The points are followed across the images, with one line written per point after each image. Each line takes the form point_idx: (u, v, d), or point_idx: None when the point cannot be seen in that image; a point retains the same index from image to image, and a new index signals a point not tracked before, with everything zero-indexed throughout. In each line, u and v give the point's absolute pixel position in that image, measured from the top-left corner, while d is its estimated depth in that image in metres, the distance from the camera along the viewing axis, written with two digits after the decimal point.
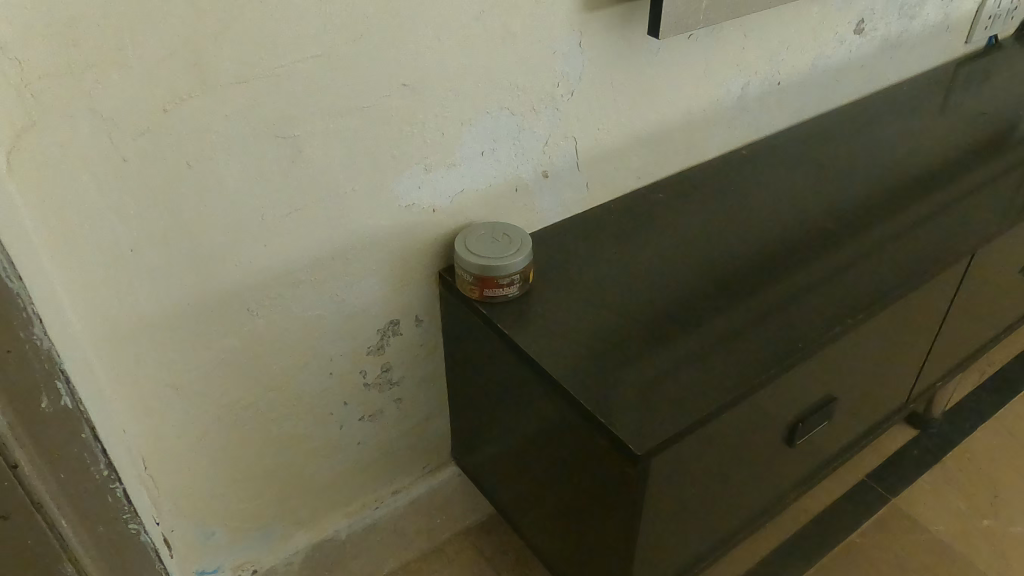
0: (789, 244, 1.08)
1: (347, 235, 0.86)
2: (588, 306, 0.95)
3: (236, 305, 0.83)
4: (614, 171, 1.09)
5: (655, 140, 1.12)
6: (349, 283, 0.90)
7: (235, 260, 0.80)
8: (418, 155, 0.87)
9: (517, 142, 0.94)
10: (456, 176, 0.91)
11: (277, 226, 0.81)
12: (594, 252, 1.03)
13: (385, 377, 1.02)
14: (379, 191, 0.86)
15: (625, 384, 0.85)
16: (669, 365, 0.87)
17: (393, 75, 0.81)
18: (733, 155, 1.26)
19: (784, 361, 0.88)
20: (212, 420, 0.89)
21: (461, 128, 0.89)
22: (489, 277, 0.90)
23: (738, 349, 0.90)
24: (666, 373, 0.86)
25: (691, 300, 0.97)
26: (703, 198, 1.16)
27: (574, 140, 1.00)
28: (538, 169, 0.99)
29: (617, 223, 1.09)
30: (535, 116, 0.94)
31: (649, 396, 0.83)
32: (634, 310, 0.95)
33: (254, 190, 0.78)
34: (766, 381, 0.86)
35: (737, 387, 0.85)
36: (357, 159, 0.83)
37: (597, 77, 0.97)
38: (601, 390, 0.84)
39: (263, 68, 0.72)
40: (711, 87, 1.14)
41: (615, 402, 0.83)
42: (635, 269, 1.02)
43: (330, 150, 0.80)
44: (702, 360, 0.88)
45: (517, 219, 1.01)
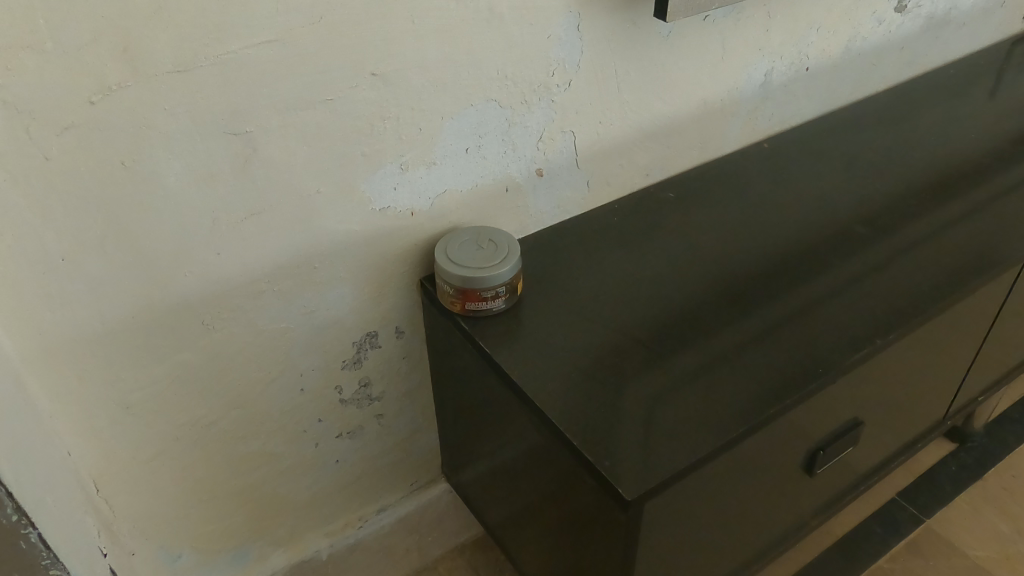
0: (814, 249, 0.97)
1: (313, 241, 0.78)
2: (584, 319, 0.86)
3: (190, 318, 0.75)
4: (619, 168, 0.99)
5: (666, 133, 1.01)
6: (319, 293, 0.82)
7: (186, 270, 0.72)
8: (391, 154, 0.78)
9: (506, 138, 0.85)
10: (437, 177, 0.82)
11: (231, 234, 0.73)
12: (592, 259, 0.94)
13: (363, 393, 0.94)
14: (347, 194, 0.77)
15: (619, 413, 0.75)
16: (670, 390, 0.78)
17: (361, 64, 0.71)
18: (754, 148, 1.14)
19: (802, 388, 0.78)
20: (170, 440, 0.82)
21: (441, 123, 0.79)
22: (470, 291, 0.81)
23: (751, 373, 0.80)
24: (667, 401, 0.76)
25: (699, 314, 0.87)
26: (717, 197, 1.05)
27: (572, 134, 0.90)
28: (531, 167, 0.89)
29: (619, 225, 0.99)
30: (527, 108, 0.84)
31: (646, 428, 0.74)
32: (634, 325, 0.85)
33: (203, 193, 0.69)
34: (780, 411, 0.76)
35: (747, 417, 0.75)
36: (322, 158, 0.74)
37: (599, 63, 0.87)
38: (591, 419, 0.75)
39: (207, 54, 0.63)
40: (730, 73, 1.02)
41: (605, 434, 0.73)
42: (638, 277, 0.92)
43: (289, 149, 0.72)
44: (708, 385, 0.78)
45: (508, 222, 0.92)
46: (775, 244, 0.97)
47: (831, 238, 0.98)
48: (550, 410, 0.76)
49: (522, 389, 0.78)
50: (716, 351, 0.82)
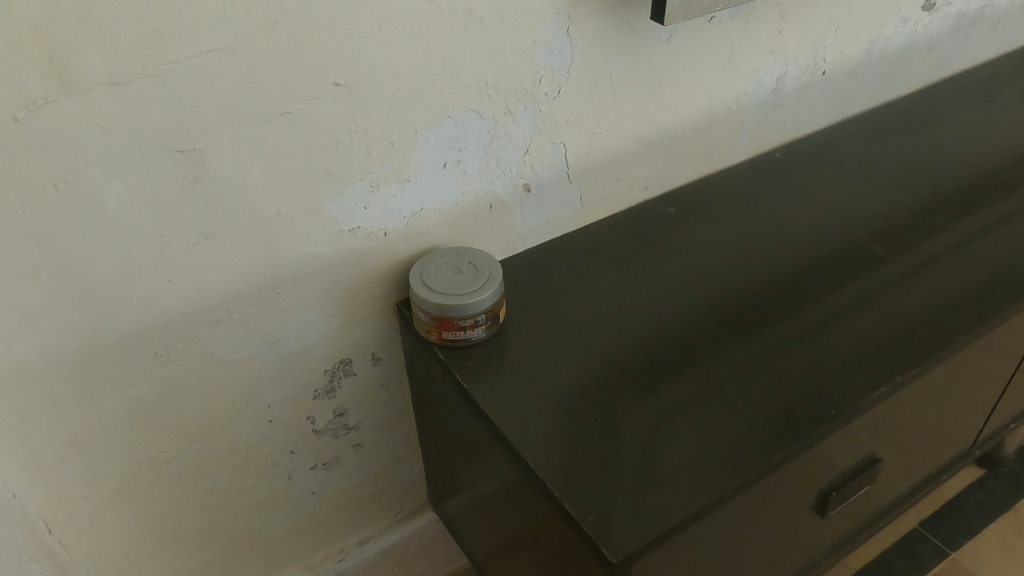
0: (830, 270, 0.88)
1: (275, 265, 0.72)
2: (572, 348, 0.79)
3: (142, 348, 0.70)
4: (616, 182, 0.91)
5: (668, 144, 0.93)
6: (284, 319, 0.76)
7: (135, 299, 0.67)
8: (358, 170, 0.71)
9: (488, 151, 0.78)
10: (412, 194, 0.76)
11: (182, 259, 0.67)
12: (584, 281, 0.87)
13: (339, 423, 0.88)
14: (311, 215, 0.71)
15: (606, 459, 0.68)
16: (664, 431, 0.70)
17: (322, 74, 0.64)
18: (766, 157, 1.06)
19: (813, 431, 0.70)
20: (126, 477, 0.77)
21: (415, 136, 0.72)
22: (446, 320, 0.74)
23: (755, 412, 0.72)
24: (660, 445, 0.69)
25: (700, 344, 0.79)
26: (724, 211, 0.97)
27: (562, 146, 0.83)
28: (518, 182, 0.82)
29: (615, 243, 0.91)
30: (511, 119, 0.77)
31: (635, 475, 0.66)
32: (628, 355, 0.78)
33: (149, 216, 0.63)
34: (787, 457, 0.68)
35: (750, 465, 0.67)
36: (281, 177, 0.68)
37: (592, 70, 0.79)
38: (576, 464, 0.68)
39: (146, 64, 0.57)
40: (739, 78, 0.94)
41: (590, 482, 0.66)
42: (633, 301, 0.84)
43: (243, 167, 0.65)
44: (706, 426, 0.71)
45: (493, 240, 0.85)
46: (786, 264, 0.89)
47: (848, 257, 0.90)
48: (530, 453, 0.69)
49: (501, 427, 0.71)
50: (716, 386, 0.74)
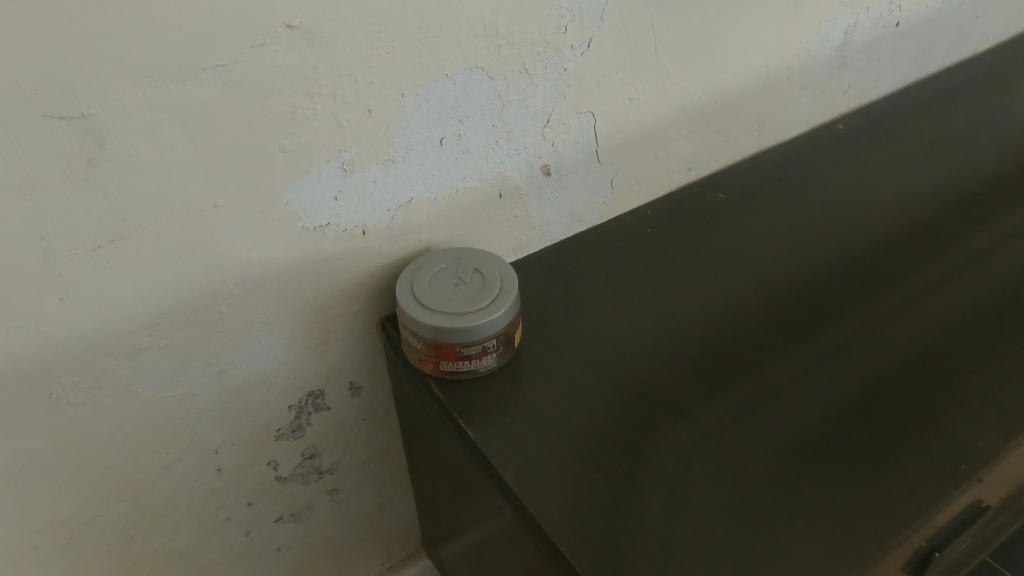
0: (930, 265, 0.69)
1: (214, 277, 0.53)
2: (608, 377, 0.61)
3: (31, 391, 0.51)
4: (655, 161, 0.73)
5: (717, 114, 0.75)
6: (229, 345, 0.57)
7: (13, 328, 0.48)
8: (325, 146, 0.52)
9: (497, 123, 0.59)
10: (398, 180, 0.57)
11: (78, 272, 0.48)
12: (615, 288, 0.69)
13: (309, 467, 0.70)
14: (261, 208, 0.52)
15: (661, 536, 0.49)
16: (739, 493, 0.52)
17: (268, 7, 0.44)
18: (827, 130, 0.88)
19: (942, 494, 0.51)
20: (26, 548, 0.59)
21: (402, 101, 0.53)
22: (446, 347, 0.56)
23: (859, 465, 0.53)
24: (733, 514, 0.50)
25: (774, 368, 0.60)
26: (782, 198, 0.79)
27: (591, 115, 0.64)
28: (535, 163, 0.64)
29: (652, 240, 0.74)
30: (528, 81, 0.59)
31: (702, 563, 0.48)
32: (681, 384, 0.60)
33: (20, 211, 0.44)
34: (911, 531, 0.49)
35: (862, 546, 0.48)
36: (216, 158, 0.48)
37: (633, 14, 0.61)
38: (618, 545, 0.49)
39: None
40: (803, 31, 0.76)
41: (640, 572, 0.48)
42: (681, 312, 0.67)
43: (160, 144, 0.46)
44: (796, 485, 0.52)
45: (503, 237, 0.67)
46: (874, 258, 0.71)
47: (954, 248, 0.71)
48: (553, 524, 0.51)
49: (515, 488, 0.54)
50: (804, 426, 0.56)
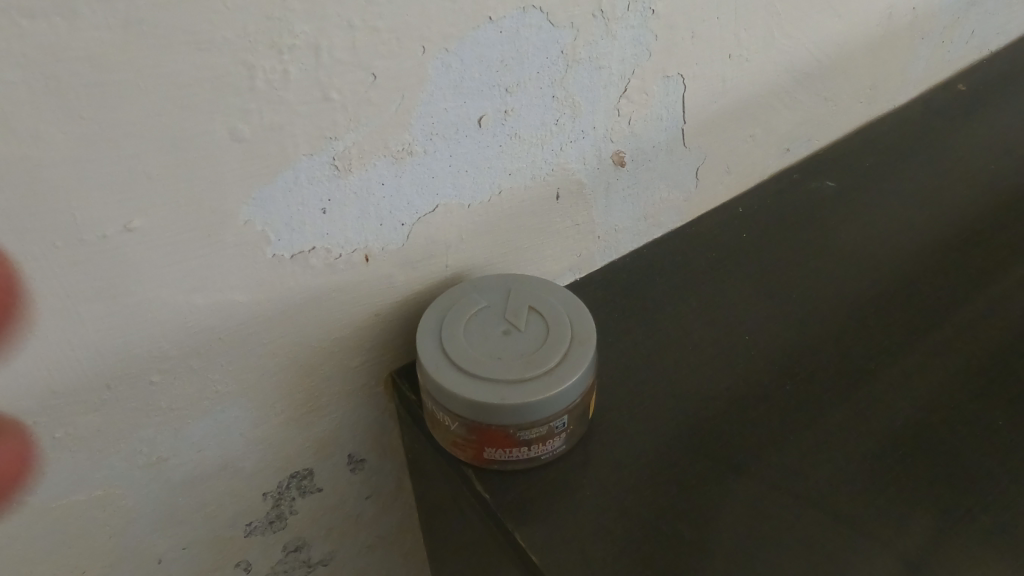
0: None
1: (137, 334, 0.34)
2: (716, 455, 0.43)
3: None
4: (751, 141, 0.53)
5: (830, 73, 0.54)
6: (168, 425, 0.39)
7: None
8: (305, 130, 0.33)
9: (558, 93, 0.40)
10: (417, 180, 0.38)
11: None
12: (706, 318, 0.51)
13: (294, 561, 0.52)
14: (203, 229, 0.33)
15: None
16: None
17: None
18: (960, 84, 0.66)
19: None
20: None
21: (424, 61, 0.34)
22: (495, 430, 0.38)
23: None
24: None
25: (949, 441, 0.43)
26: (913, 180, 0.59)
27: (680, 79, 0.45)
28: (605, 150, 0.45)
29: (748, 247, 0.55)
30: (603, 29, 0.39)
31: None
32: (820, 465, 0.42)
33: None
34: None
35: None
36: (122, 151, 0.29)
37: None
38: None
39: None
40: None
41: None
42: (803, 348, 0.48)
43: (21, 127, 0.27)
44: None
45: (558, 251, 0.48)
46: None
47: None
48: None
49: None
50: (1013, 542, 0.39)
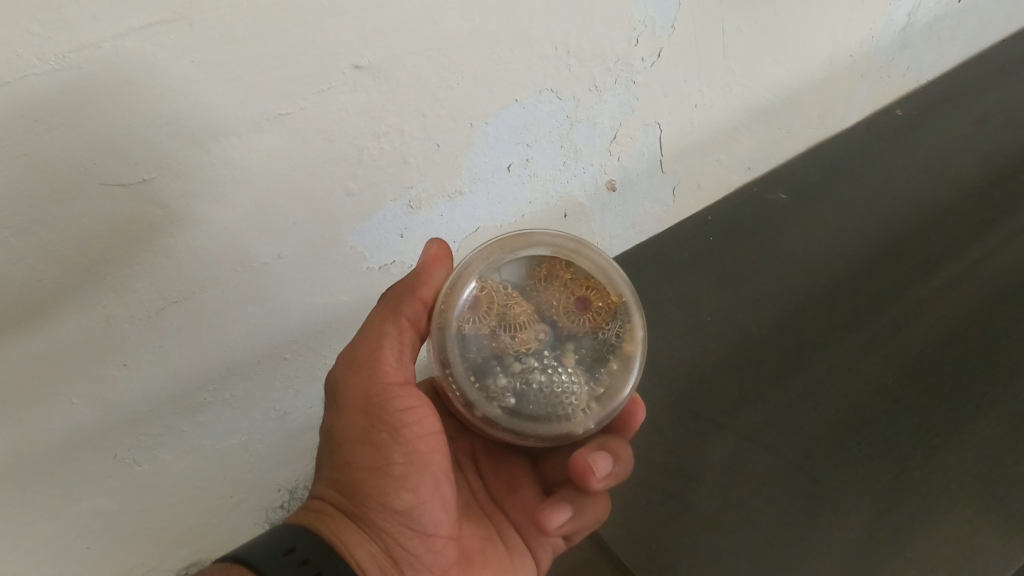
0: (1012, 259, 0.66)
1: (279, 324, 0.51)
2: (681, 403, 0.59)
3: (94, 456, 0.48)
4: (716, 165, 0.68)
5: (784, 108, 0.67)
6: (292, 389, 0.55)
7: (72, 399, 0.44)
8: (391, 184, 0.49)
9: (565, 143, 0.56)
10: (464, 211, 0.54)
11: (141, 336, 0.45)
12: (680, 304, 0.66)
13: None
14: (324, 252, 0.49)
15: (733, 536, 0.51)
16: (809, 498, 0.52)
17: (333, 52, 0.41)
18: (897, 110, 0.77)
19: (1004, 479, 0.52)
20: None
21: (470, 132, 0.50)
22: (449, 386, 0.40)
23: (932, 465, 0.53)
24: (804, 511, 0.52)
25: (848, 382, 0.59)
26: (850, 188, 0.74)
27: (658, 126, 0.60)
28: (600, 180, 0.60)
29: (713, 248, 0.70)
30: (597, 98, 0.54)
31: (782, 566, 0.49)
32: (756, 407, 0.58)
33: (80, 285, 0.41)
34: (994, 526, 0.49)
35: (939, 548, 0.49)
36: (280, 208, 0.45)
37: (702, 18, 0.55)
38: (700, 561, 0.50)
39: (40, 54, 0.33)
40: (869, 13, 0.65)
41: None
42: (754, 326, 0.64)
43: (223, 199, 0.43)
44: (857, 506, 0.51)
45: None
46: (947, 250, 0.67)
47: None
48: (622, 543, 0.52)
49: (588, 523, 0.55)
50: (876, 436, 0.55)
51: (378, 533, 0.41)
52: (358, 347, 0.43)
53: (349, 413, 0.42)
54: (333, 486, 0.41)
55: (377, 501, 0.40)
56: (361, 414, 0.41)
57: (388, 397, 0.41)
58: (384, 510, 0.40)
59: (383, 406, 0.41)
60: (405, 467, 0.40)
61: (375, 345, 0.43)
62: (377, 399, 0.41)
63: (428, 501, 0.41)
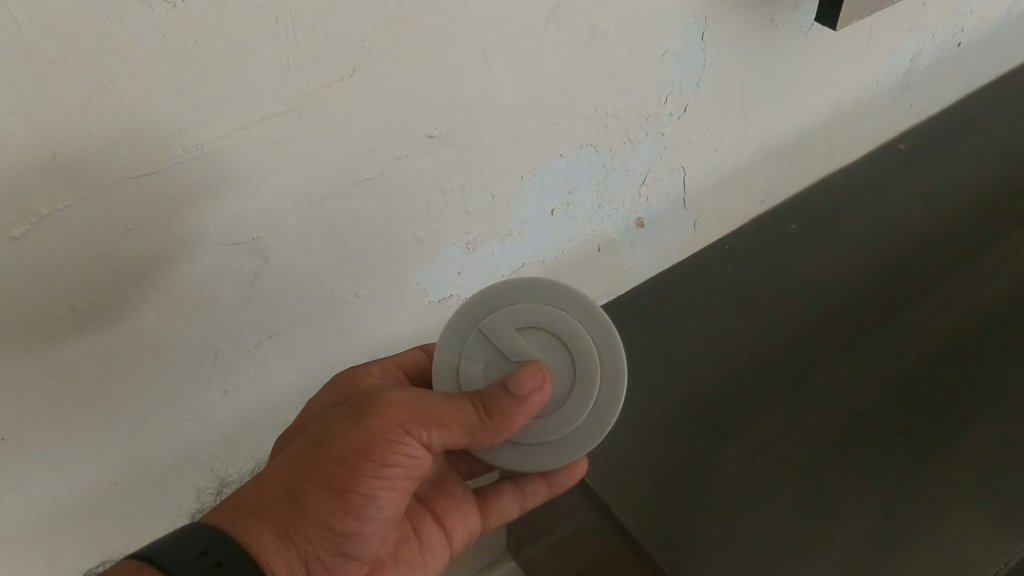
0: (1005, 286, 0.72)
1: (353, 352, 0.58)
2: (699, 416, 0.66)
3: (193, 464, 0.56)
4: (734, 200, 0.75)
5: (795, 148, 0.74)
6: None
7: (182, 419, 0.52)
8: (452, 231, 0.56)
9: (601, 188, 0.62)
10: (512, 249, 0.61)
11: (240, 367, 0.52)
12: (700, 326, 0.73)
13: None
14: (395, 291, 0.57)
15: (747, 533, 0.57)
16: (813, 500, 0.59)
17: (413, 124, 0.48)
18: (900, 146, 0.86)
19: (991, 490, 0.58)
20: None
21: (521, 183, 0.57)
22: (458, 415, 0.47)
23: (927, 476, 0.59)
24: (812, 514, 0.58)
25: (853, 400, 0.65)
26: (856, 219, 0.80)
27: (683, 169, 0.66)
28: (630, 218, 0.67)
29: (730, 275, 0.77)
30: (630, 148, 0.61)
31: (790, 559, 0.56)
32: (768, 420, 0.65)
33: (198, 326, 0.48)
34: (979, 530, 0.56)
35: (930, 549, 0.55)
36: (360, 257, 0.52)
37: (724, 78, 0.61)
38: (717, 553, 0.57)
39: (185, 143, 0.40)
40: (874, 64, 0.72)
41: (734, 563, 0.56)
42: (765, 345, 0.71)
43: (314, 250, 0.49)
44: (858, 510, 0.58)
45: (598, 282, 0.72)
46: (945, 277, 0.74)
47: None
48: (646, 537, 0.58)
49: (613, 516, 0.61)
50: (878, 449, 0.61)
51: (304, 547, 0.41)
52: (388, 395, 0.43)
53: (337, 444, 0.41)
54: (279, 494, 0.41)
55: (319, 530, 0.41)
56: (342, 455, 0.41)
57: (378, 454, 0.41)
58: (327, 529, 0.41)
59: (368, 458, 0.41)
60: (364, 499, 0.41)
61: (401, 406, 0.42)
62: (363, 443, 0.41)
63: (369, 534, 0.43)
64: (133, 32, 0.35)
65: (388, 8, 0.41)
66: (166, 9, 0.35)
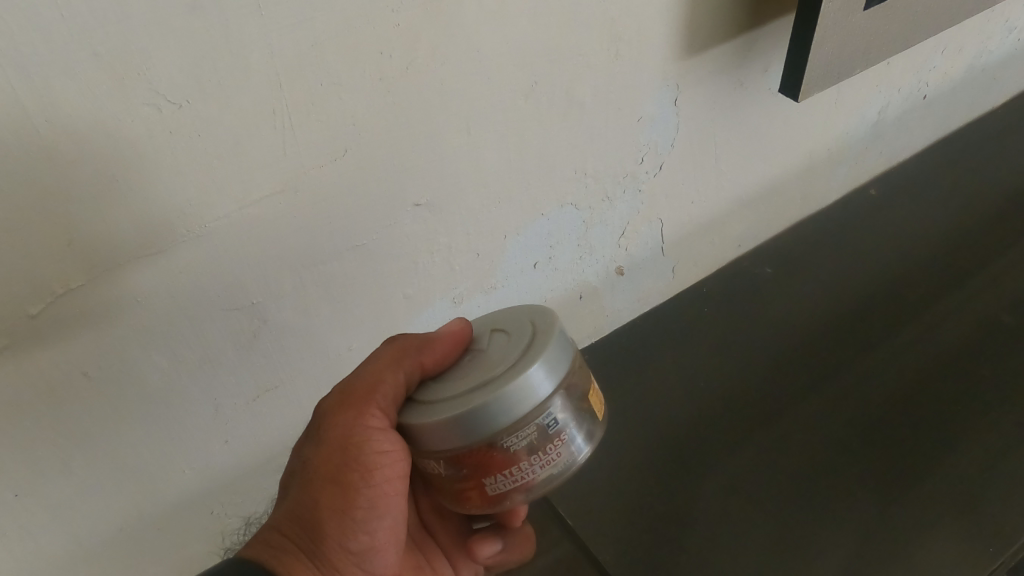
0: (969, 326, 0.75)
1: None
2: (676, 456, 0.69)
3: (193, 508, 0.59)
4: (710, 246, 0.78)
5: (769, 197, 0.78)
6: None
7: (183, 467, 0.55)
8: (439, 287, 0.59)
9: (582, 242, 0.66)
10: (498, 300, 0.65)
11: (239, 419, 0.55)
12: (679, 366, 0.77)
13: None
14: None
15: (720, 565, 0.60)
16: (784, 534, 0.61)
17: (401, 195, 0.51)
18: (872, 190, 0.90)
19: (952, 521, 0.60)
20: None
21: (504, 241, 0.60)
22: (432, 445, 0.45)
23: (893, 509, 0.62)
24: (782, 547, 0.61)
25: (822, 439, 0.68)
26: (829, 262, 0.84)
27: (661, 222, 0.70)
28: (610, 268, 0.71)
29: (708, 317, 0.81)
30: (608, 204, 0.65)
31: None
32: (741, 459, 0.68)
33: (199, 383, 0.51)
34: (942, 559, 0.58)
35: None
36: (352, 315, 0.56)
37: (697, 137, 0.65)
38: None
39: (189, 224, 0.43)
40: (843, 117, 0.76)
41: None
42: (740, 386, 0.74)
43: (309, 310, 0.53)
44: (826, 543, 0.60)
45: (581, 326, 0.76)
46: (912, 317, 0.77)
47: (999, 311, 0.76)
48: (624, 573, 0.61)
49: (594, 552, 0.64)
50: (846, 486, 0.64)
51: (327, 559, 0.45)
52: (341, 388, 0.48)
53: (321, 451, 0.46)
54: (294, 517, 0.46)
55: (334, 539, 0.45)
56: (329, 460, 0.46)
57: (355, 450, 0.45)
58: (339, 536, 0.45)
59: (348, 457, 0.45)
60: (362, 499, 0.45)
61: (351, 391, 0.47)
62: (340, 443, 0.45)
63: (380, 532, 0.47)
64: (142, 131, 0.38)
65: (378, 96, 0.45)
66: (173, 110, 0.38)
